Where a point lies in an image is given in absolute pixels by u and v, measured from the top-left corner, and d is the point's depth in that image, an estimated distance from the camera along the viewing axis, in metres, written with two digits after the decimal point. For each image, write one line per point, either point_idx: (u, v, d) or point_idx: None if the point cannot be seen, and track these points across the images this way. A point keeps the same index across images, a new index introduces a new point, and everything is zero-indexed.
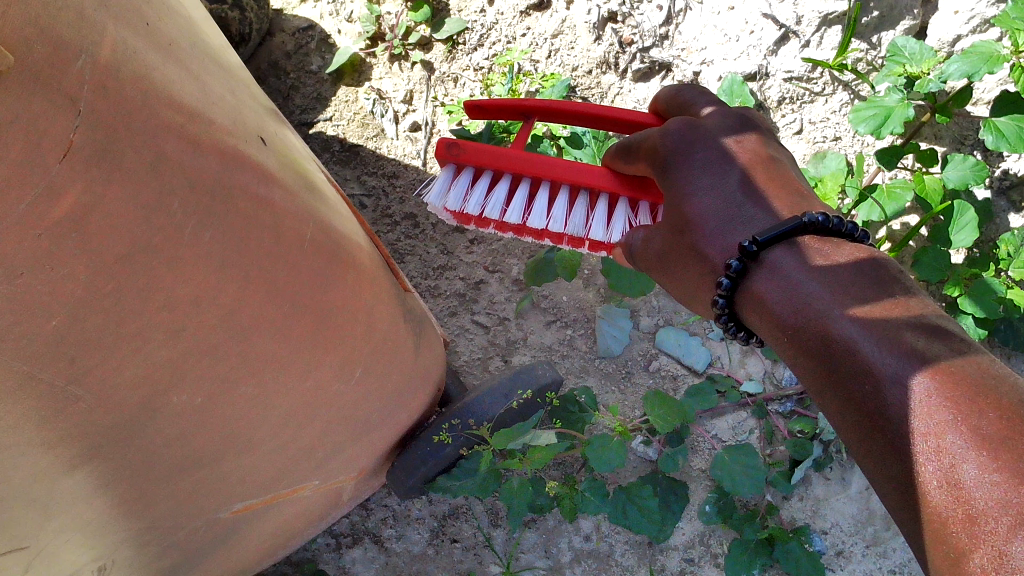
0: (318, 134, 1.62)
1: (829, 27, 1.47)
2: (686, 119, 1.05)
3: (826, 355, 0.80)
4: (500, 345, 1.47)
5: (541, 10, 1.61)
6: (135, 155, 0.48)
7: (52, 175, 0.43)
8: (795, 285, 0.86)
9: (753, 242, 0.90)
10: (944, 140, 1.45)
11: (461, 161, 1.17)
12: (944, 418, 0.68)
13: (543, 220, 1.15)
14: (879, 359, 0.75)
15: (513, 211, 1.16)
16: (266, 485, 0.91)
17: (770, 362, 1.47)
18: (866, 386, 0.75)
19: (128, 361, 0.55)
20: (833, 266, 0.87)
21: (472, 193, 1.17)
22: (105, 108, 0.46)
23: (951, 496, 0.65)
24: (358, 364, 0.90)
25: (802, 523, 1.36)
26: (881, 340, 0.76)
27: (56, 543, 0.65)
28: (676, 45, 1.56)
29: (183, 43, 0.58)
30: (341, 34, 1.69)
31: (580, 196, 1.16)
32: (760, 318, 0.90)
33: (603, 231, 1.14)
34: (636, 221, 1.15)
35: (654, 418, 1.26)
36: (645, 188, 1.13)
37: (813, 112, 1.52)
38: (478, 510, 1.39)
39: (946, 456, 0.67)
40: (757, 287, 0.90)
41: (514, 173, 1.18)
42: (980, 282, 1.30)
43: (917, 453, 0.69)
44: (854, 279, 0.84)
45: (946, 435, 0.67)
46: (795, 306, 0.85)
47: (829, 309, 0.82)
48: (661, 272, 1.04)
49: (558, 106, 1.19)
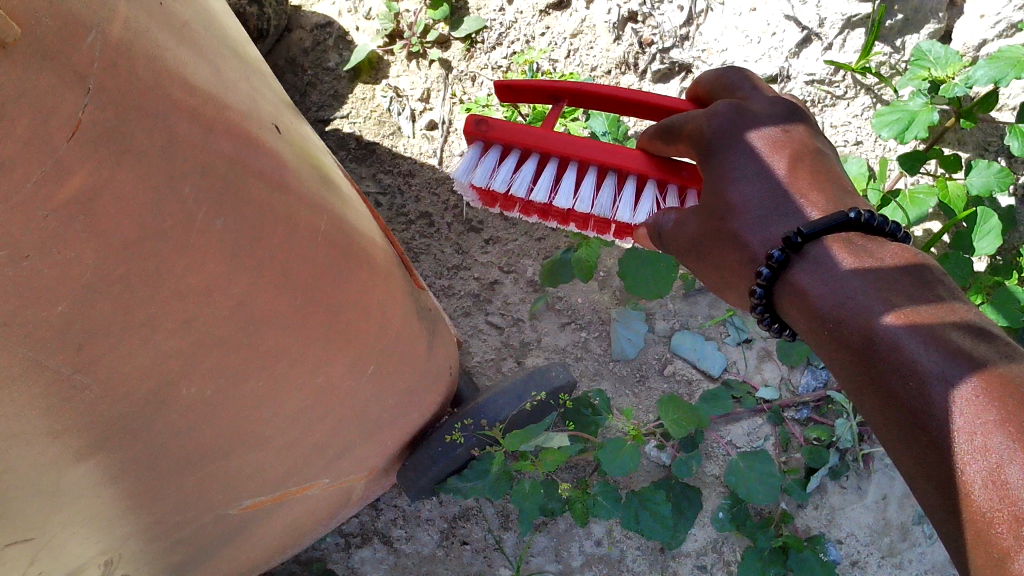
0: (334, 131, 1.60)
1: (853, 30, 1.44)
2: (733, 102, 1.04)
3: (867, 351, 0.78)
4: (514, 347, 1.45)
5: (561, 9, 1.60)
6: (147, 137, 0.47)
7: (60, 154, 0.42)
8: (839, 279, 0.85)
9: (798, 233, 0.88)
10: (967, 146, 1.42)
11: (489, 137, 1.16)
12: (991, 418, 0.66)
13: (570, 199, 1.14)
14: (924, 356, 0.73)
15: (540, 189, 1.15)
16: (276, 482, 0.90)
17: (787, 368, 1.45)
18: (908, 385, 0.73)
19: (137, 350, 0.54)
20: (879, 267, 0.85)
21: (499, 170, 1.16)
22: (115, 85, 0.45)
23: (995, 496, 0.63)
24: (370, 361, 0.89)
25: (817, 532, 1.34)
26: (927, 339, 0.74)
27: (62, 535, 0.64)
28: (697, 45, 1.53)
29: (197, 27, 0.57)
30: (359, 31, 1.69)
31: (609, 177, 1.15)
32: (799, 312, 0.89)
33: (630, 213, 1.13)
34: (664, 204, 1.14)
35: (669, 423, 1.25)
36: (676, 170, 1.13)
37: (835, 115, 1.49)
38: (490, 513, 1.38)
39: (992, 456, 0.65)
40: (798, 279, 0.89)
41: (543, 152, 1.17)
42: (1002, 290, 1.28)
43: (960, 451, 0.67)
44: (898, 278, 0.83)
45: (993, 435, 0.66)
46: (836, 300, 0.84)
47: (873, 306, 0.80)
48: (694, 259, 1.02)
49: (588, 89, 1.17)
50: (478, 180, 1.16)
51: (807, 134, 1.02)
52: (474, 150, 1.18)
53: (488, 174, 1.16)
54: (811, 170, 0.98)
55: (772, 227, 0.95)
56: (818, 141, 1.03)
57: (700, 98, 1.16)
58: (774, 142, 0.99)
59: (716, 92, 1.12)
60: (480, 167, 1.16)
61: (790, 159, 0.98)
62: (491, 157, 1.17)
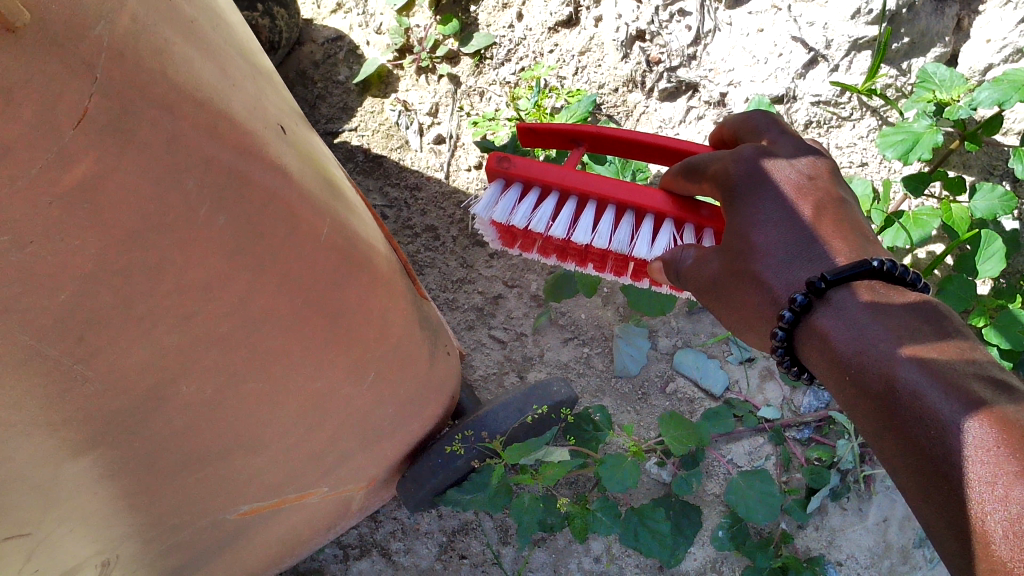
0: (342, 144, 1.63)
1: (859, 52, 1.43)
2: (757, 146, 1.04)
3: (890, 407, 0.76)
4: (516, 361, 1.46)
5: (570, 27, 1.59)
6: (151, 130, 0.48)
7: (64, 141, 0.43)
8: (862, 327, 0.84)
9: (822, 278, 0.88)
10: (972, 168, 1.42)
11: (510, 174, 1.18)
12: (1012, 470, 0.65)
13: (588, 235, 1.15)
14: (946, 407, 0.72)
15: (558, 226, 1.16)
16: (275, 488, 0.91)
17: (789, 389, 1.45)
18: (931, 432, 0.72)
19: (139, 345, 0.55)
20: (899, 311, 0.84)
21: (519, 207, 1.17)
22: (121, 78, 0.45)
23: (1018, 547, 0.62)
24: (370, 367, 0.89)
25: (817, 553, 1.34)
26: (948, 389, 0.73)
27: (60, 531, 0.65)
28: (704, 65, 1.53)
29: (205, 26, 0.58)
30: (369, 45, 1.71)
31: (628, 214, 1.16)
32: (819, 356, 0.88)
33: (647, 248, 1.12)
34: (681, 241, 1.13)
35: (671, 441, 1.26)
36: (695, 208, 1.13)
37: (841, 136, 1.48)
38: (489, 527, 1.40)
39: (1013, 507, 0.63)
40: (821, 324, 0.88)
41: (562, 189, 1.18)
42: (1006, 315, 1.28)
43: (979, 501, 0.65)
44: (918, 324, 0.82)
45: (1015, 487, 0.64)
46: (858, 346, 0.83)
47: (893, 352, 0.79)
48: (711, 296, 1.01)
49: (607, 131, 1.18)
50: (498, 216, 1.18)
51: (823, 167, 1.03)
52: (496, 187, 1.20)
53: (508, 210, 1.18)
54: (817, 208, 0.98)
55: (781, 247, 0.95)
56: (841, 190, 1.03)
57: (725, 140, 1.15)
58: (800, 189, 0.99)
59: (741, 136, 1.12)
60: (501, 203, 1.18)
61: (808, 197, 0.99)
62: (512, 193, 1.18)
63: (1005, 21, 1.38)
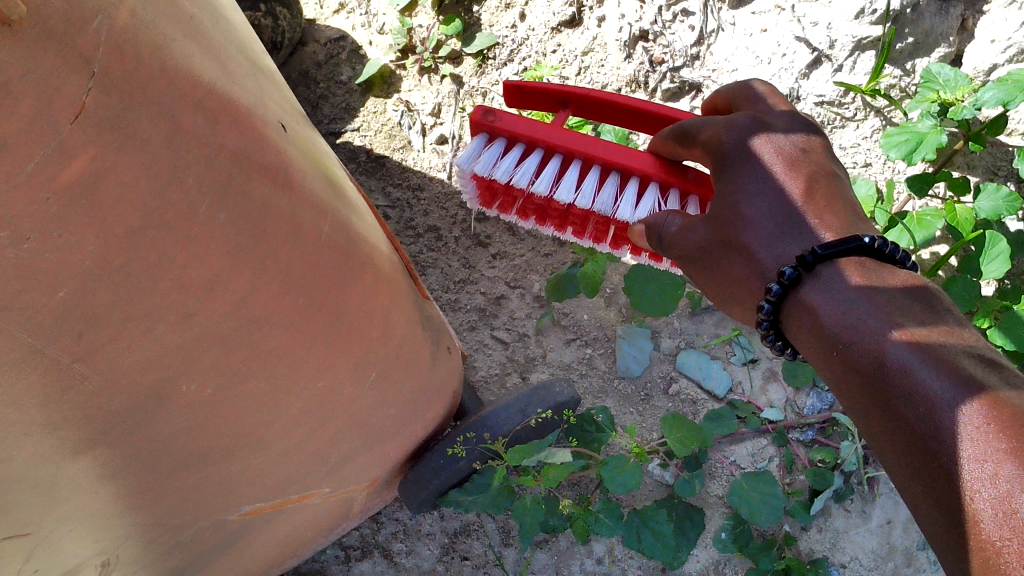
0: (344, 144, 1.62)
1: (863, 52, 1.43)
2: (752, 116, 1.03)
3: (878, 377, 0.77)
4: (519, 362, 1.46)
5: (573, 27, 1.59)
6: (151, 125, 0.48)
7: (62, 135, 0.43)
8: (851, 302, 0.84)
9: (812, 252, 0.88)
10: (977, 169, 1.41)
11: (495, 128, 1.17)
12: (1001, 447, 0.65)
13: (571, 194, 1.13)
14: (935, 385, 0.72)
15: (541, 182, 1.14)
16: (276, 489, 0.91)
17: (793, 390, 1.45)
18: (920, 411, 0.72)
19: (139, 343, 0.54)
20: (888, 288, 0.85)
21: (502, 161, 1.16)
22: (119, 72, 0.45)
23: (1006, 526, 0.62)
24: (373, 366, 0.89)
25: (820, 556, 1.33)
26: (938, 367, 0.73)
27: (60, 531, 0.64)
28: (707, 65, 1.52)
29: (207, 23, 0.58)
30: (372, 45, 1.70)
31: (612, 176, 1.15)
32: (807, 331, 0.88)
33: (631, 210, 1.11)
34: (665, 206, 1.13)
35: (672, 442, 1.25)
36: (680, 173, 1.12)
37: (845, 137, 1.47)
38: (490, 528, 1.40)
39: (1002, 485, 0.63)
40: (808, 298, 0.88)
41: (547, 147, 1.17)
42: (1011, 315, 1.27)
43: (969, 478, 0.65)
44: (908, 302, 0.82)
45: (1004, 464, 0.64)
46: (847, 321, 0.83)
47: (882, 328, 0.79)
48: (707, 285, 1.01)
49: (597, 95, 1.17)
50: (480, 169, 1.16)
51: (817, 142, 1.02)
52: (479, 141, 1.19)
53: (491, 164, 1.17)
54: (809, 182, 0.98)
55: (783, 242, 0.94)
56: (834, 164, 1.03)
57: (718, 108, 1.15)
58: (791, 161, 0.99)
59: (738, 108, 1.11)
60: (484, 157, 1.17)
61: (800, 170, 0.98)
62: (496, 148, 1.17)
63: (1009, 21, 1.37)
